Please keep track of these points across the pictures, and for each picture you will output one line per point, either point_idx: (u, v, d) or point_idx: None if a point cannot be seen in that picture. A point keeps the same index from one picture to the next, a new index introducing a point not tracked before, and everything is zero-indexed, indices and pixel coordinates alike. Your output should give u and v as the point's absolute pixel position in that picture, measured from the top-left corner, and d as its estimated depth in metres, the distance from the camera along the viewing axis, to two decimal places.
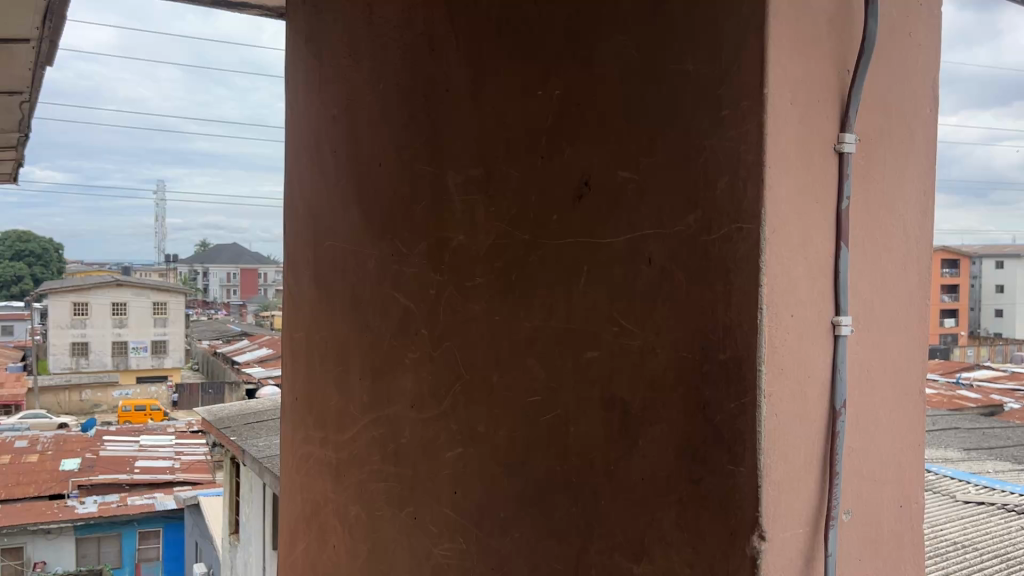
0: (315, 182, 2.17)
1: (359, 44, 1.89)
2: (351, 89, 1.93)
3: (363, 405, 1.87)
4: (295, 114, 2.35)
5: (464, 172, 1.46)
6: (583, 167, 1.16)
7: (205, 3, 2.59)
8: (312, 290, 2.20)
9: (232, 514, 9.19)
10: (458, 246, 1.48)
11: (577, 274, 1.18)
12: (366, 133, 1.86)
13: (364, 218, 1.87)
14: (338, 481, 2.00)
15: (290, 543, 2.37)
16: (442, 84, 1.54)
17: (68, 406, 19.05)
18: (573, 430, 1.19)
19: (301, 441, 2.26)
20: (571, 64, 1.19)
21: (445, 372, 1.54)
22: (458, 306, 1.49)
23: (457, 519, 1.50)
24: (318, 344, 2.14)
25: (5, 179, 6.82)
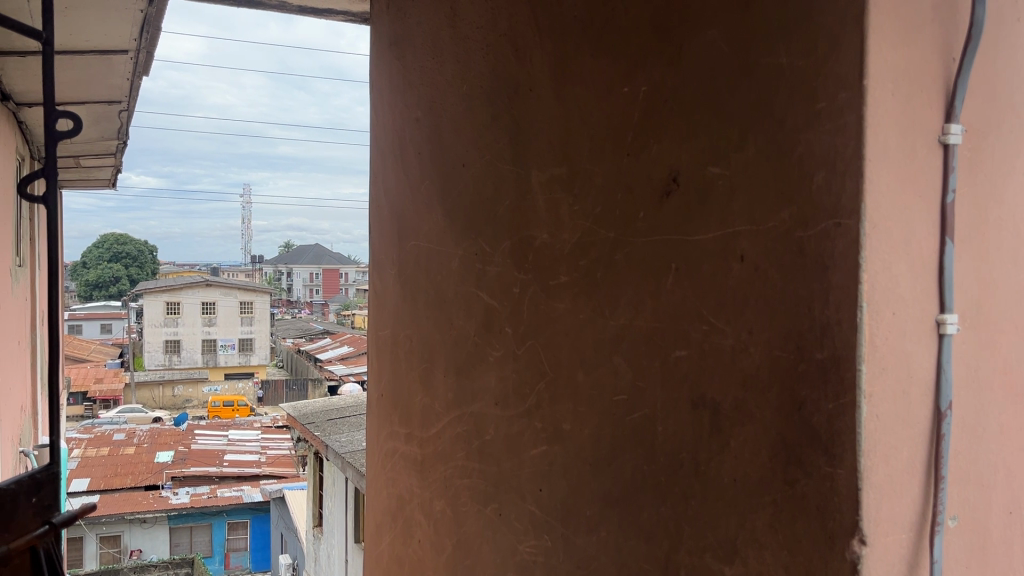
0: (400, 183, 2.20)
1: (443, 47, 1.91)
2: (435, 90, 1.95)
3: (448, 402, 1.89)
4: (380, 117, 2.39)
5: (548, 170, 1.46)
6: (671, 163, 1.15)
7: (293, 10, 2.66)
8: (396, 289, 2.24)
9: (316, 507, 9.44)
10: (542, 245, 1.49)
11: (664, 271, 1.17)
12: (450, 134, 1.88)
13: (448, 218, 1.89)
14: (423, 477, 2.03)
15: (375, 536, 2.42)
16: (526, 83, 1.55)
17: (162, 400, 19.89)
18: (661, 430, 1.18)
19: (387, 437, 2.31)
20: (657, 61, 1.18)
21: (529, 370, 1.55)
22: (543, 305, 1.49)
23: (542, 517, 1.50)
24: (404, 342, 2.18)
25: (105, 184, 7.18)
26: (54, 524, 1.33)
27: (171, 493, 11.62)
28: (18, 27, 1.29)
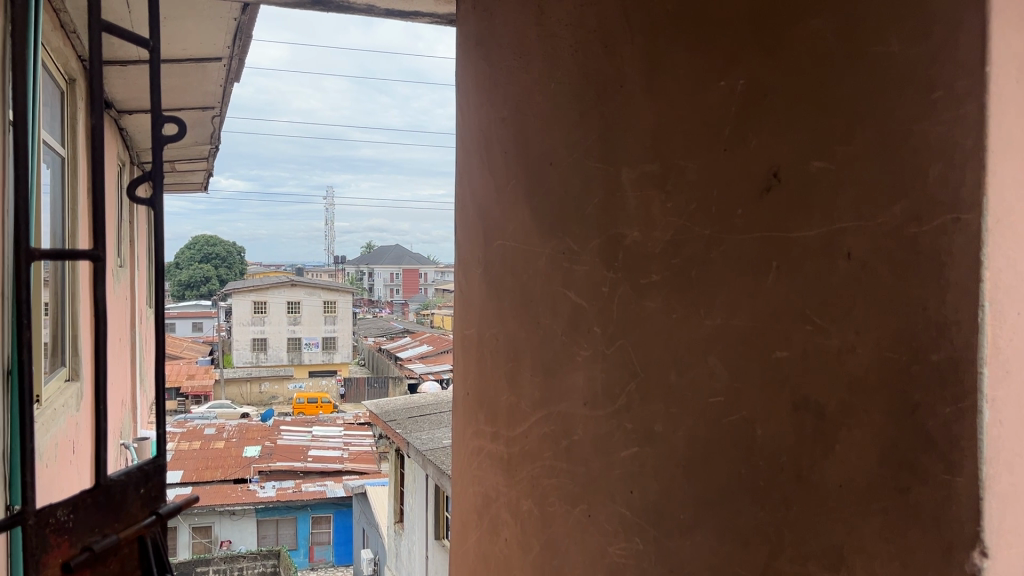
0: (486, 182, 2.21)
1: (530, 46, 1.91)
2: (522, 89, 1.95)
3: (534, 401, 1.89)
4: (465, 117, 2.40)
5: (640, 167, 1.44)
6: (770, 158, 1.12)
7: (379, 14, 2.70)
8: (482, 288, 2.24)
9: (397, 504, 9.59)
10: (632, 243, 1.46)
11: (764, 269, 1.13)
12: (537, 133, 1.87)
13: (534, 217, 1.88)
14: (510, 476, 2.03)
15: (461, 534, 2.43)
16: (615, 80, 1.53)
17: (250, 397, 20.54)
18: (761, 433, 1.15)
19: (472, 435, 2.32)
20: (756, 53, 1.15)
21: (619, 370, 1.52)
22: (633, 304, 1.47)
23: (634, 520, 1.48)
24: (490, 341, 2.18)
25: (195, 188, 7.45)
26: (160, 515, 1.38)
27: (259, 486, 11.98)
28: (125, 36, 1.33)
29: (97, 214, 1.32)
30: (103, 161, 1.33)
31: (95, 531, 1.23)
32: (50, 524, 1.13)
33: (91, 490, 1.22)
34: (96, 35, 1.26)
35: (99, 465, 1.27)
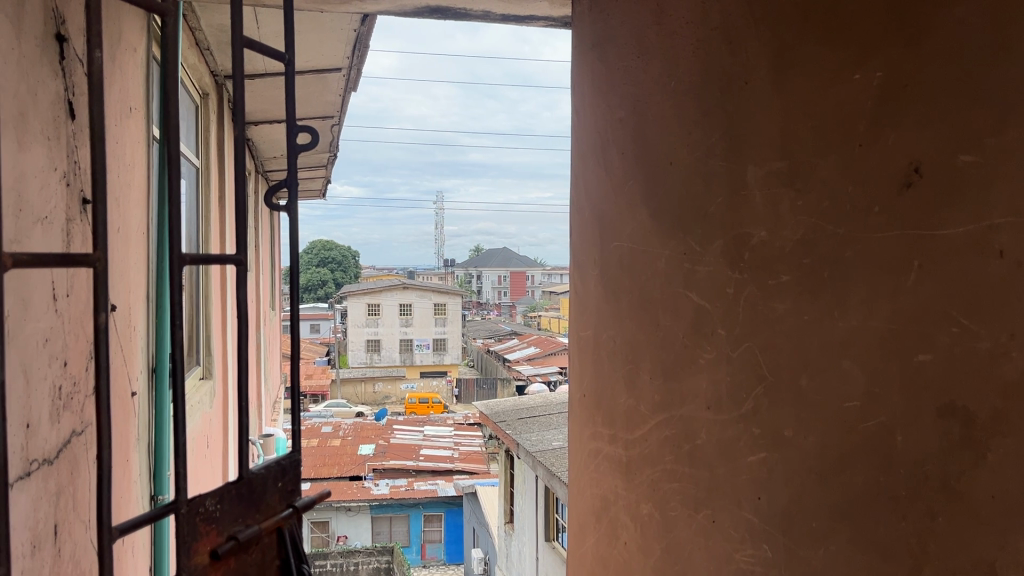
0: (602, 184, 2.20)
1: (648, 45, 1.89)
2: (641, 89, 1.93)
3: (655, 404, 1.86)
4: (581, 118, 2.40)
5: (767, 165, 1.40)
6: (912, 152, 1.07)
7: (495, 19, 2.73)
8: (599, 290, 2.23)
9: (507, 505, 9.68)
10: (760, 243, 1.43)
11: (905, 269, 1.09)
12: (655, 133, 1.85)
13: (654, 218, 1.86)
14: (629, 480, 2.01)
15: (579, 535, 2.43)
16: (739, 76, 1.50)
17: (364, 396, 21.17)
18: (902, 440, 1.10)
19: (589, 437, 2.31)
20: (896, 44, 1.10)
21: (745, 374, 1.49)
22: (760, 305, 1.43)
23: (762, 527, 1.44)
24: (607, 343, 2.17)
25: (313, 194, 7.74)
26: (296, 508, 1.44)
27: (374, 484, 12.32)
28: (264, 51, 1.40)
29: (239, 220, 1.39)
30: (244, 170, 1.40)
31: (239, 521, 1.30)
32: (200, 513, 1.20)
33: (235, 482, 1.29)
34: (239, 50, 1.33)
35: (242, 459, 1.34)
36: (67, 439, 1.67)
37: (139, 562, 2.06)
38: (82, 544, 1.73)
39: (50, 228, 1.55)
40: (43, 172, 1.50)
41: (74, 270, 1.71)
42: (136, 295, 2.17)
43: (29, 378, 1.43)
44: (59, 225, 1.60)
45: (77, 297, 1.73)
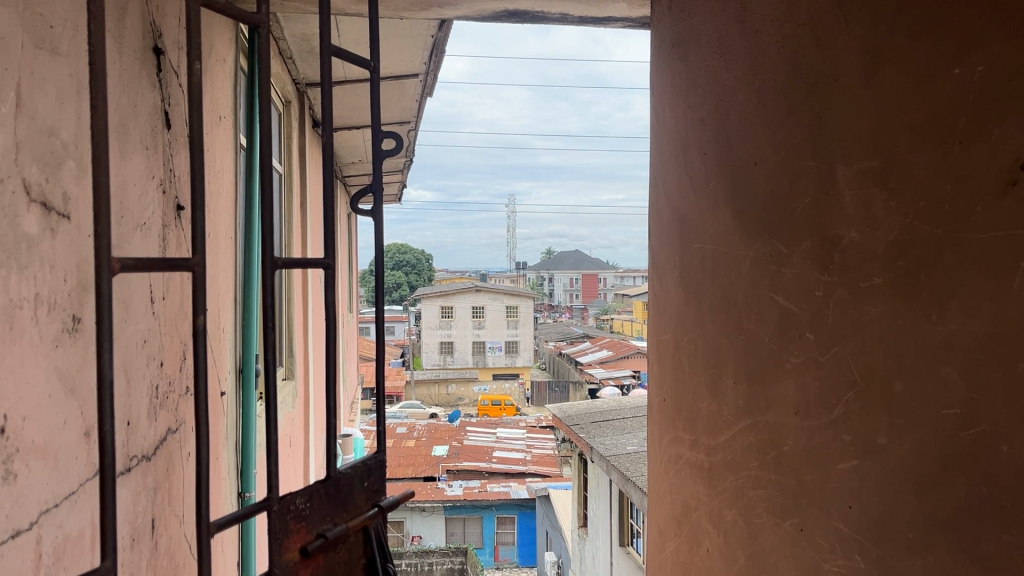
0: (682, 185, 2.17)
1: (732, 43, 1.85)
2: (723, 89, 1.90)
3: (739, 410, 1.83)
4: (661, 120, 2.37)
5: (858, 164, 1.36)
6: (1017, 149, 1.03)
7: (572, 22, 2.72)
8: (680, 293, 2.20)
9: (580, 508, 9.65)
10: (850, 244, 1.39)
11: (1010, 271, 1.04)
12: (739, 133, 1.82)
13: (737, 219, 1.83)
14: (712, 485, 1.98)
15: (659, 541, 2.40)
16: (828, 73, 1.46)
17: (438, 398, 21.40)
18: (1008, 450, 1.05)
19: (669, 442, 2.29)
20: (999, 37, 1.06)
21: (834, 379, 1.45)
22: (851, 309, 1.39)
23: (853, 537, 1.40)
24: (688, 347, 2.14)
25: (388, 198, 7.88)
26: (382, 508, 1.47)
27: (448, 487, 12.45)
28: (351, 59, 1.43)
29: (328, 226, 1.42)
30: (331, 177, 1.43)
31: (327, 520, 1.33)
32: (291, 510, 1.23)
33: (324, 481, 1.32)
34: (327, 58, 1.36)
35: (330, 458, 1.36)
36: (164, 437, 1.74)
37: (226, 558, 2.13)
38: (176, 538, 1.79)
39: (148, 234, 1.61)
40: (142, 181, 1.57)
41: (169, 274, 1.77)
42: (225, 299, 2.24)
43: (129, 379, 1.49)
44: (156, 231, 1.67)
45: (172, 299, 1.80)
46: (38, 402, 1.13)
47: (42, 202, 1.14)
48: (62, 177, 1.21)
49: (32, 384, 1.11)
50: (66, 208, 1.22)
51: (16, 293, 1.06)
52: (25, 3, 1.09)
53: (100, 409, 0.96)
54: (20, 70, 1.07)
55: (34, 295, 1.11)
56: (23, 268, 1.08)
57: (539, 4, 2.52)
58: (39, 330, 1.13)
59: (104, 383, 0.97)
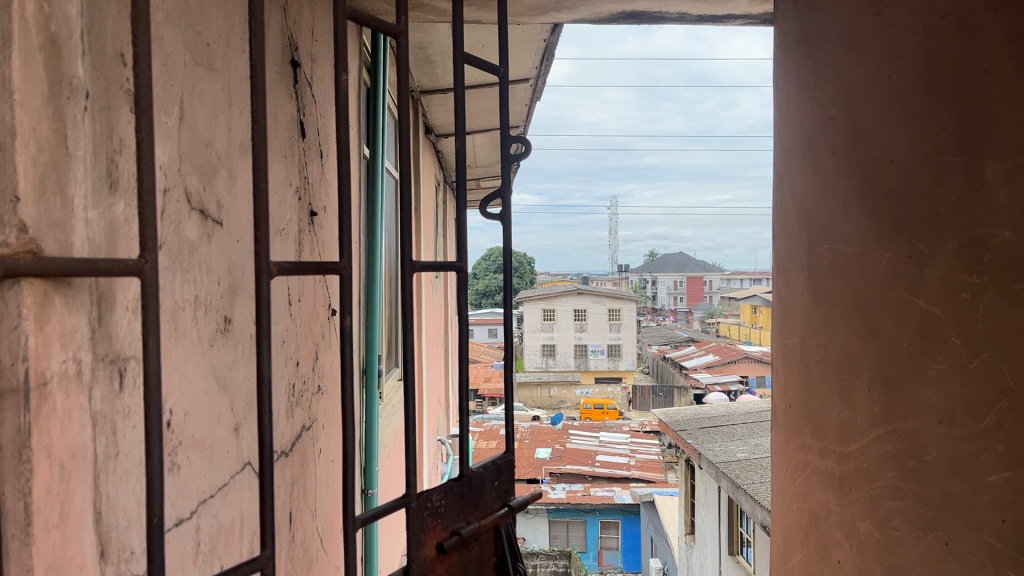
0: (810, 185, 2.11)
1: (865, 37, 1.79)
2: (855, 85, 1.84)
3: (874, 417, 1.76)
4: (785, 118, 2.31)
5: (1011, 159, 1.29)
6: None
7: (690, 20, 2.68)
8: (807, 296, 2.13)
9: (687, 516, 9.48)
10: (1003, 244, 1.32)
11: None
12: (873, 130, 1.75)
13: (872, 219, 1.76)
14: (844, 495, 1.91)
15: (784, 551, 2.33)
16: (976, 66, 1.39)
17: (541, 401, 21.47)
18: None
19: (796, 449, 2.22)
20: None
21: (985, 387, 1.37)
22: (1003, 312, 1.32)
23: (1006, 553, 1.32)
24: (816, 351, 2.08)
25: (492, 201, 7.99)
26: (512, 507, 1.49)
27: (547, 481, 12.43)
28: (482, 65, 1.45)
29: (460, 229, 1.44)
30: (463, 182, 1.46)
31: (461, 517, 1.35)
32: (428, 508, 1.26)
33: (457, 479, 1.35)
34: (460, 66, 1.39)
35: (463, 458, 1.39)
36: (299, 434, 1.81)
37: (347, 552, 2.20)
38: (309, 532, 1.86)
39: (286, 240, 1.69)
40: (281, 189, 1.64)
41: (304, 277, 1.85)
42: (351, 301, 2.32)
43: None
44: (293, 236, 1.75)
45: (306, 301, 1.88)
46: (197, 399, 1.19)
47: (200, 209, 1.21)
48: (216, 186, 1.28)
49: (193, 381, 1.18)
50: (219, 215, 1.29)
51: (179, 295, 1.13)
52: (187, 22, 1.16)
53: (261, 404, 1.01)
54: (182, 85, 1.14)
55: (193, 297, 1.18)
56: (185, 271, 1.15)
57: (658, 5, 2.49)
58: (198, 331, 1.20)
59: (265, 381, 1.02)
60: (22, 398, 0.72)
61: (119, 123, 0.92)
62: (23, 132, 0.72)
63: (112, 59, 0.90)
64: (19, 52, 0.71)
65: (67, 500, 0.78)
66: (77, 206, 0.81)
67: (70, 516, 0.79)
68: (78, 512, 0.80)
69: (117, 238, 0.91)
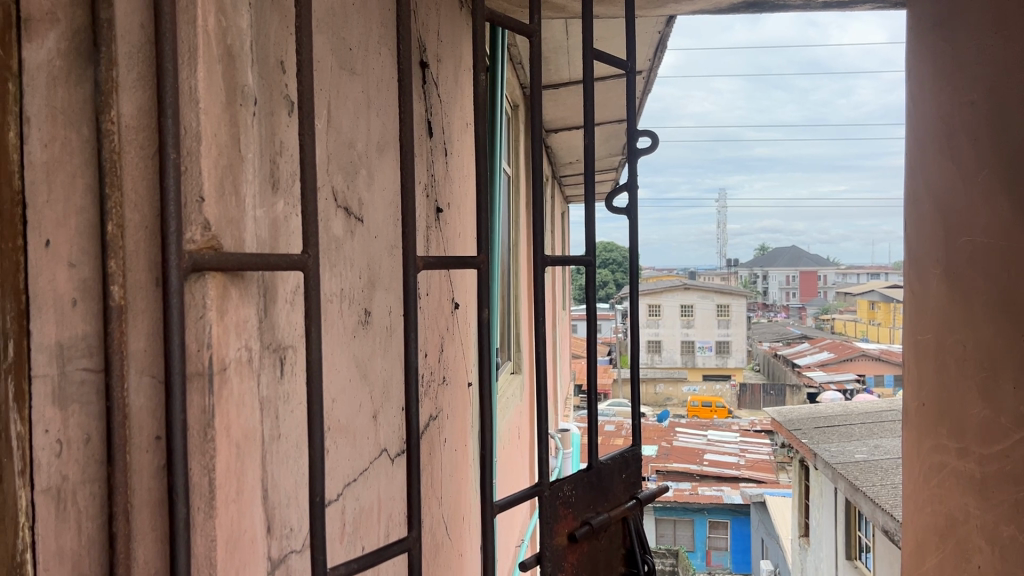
0: (947, 174, 2.02)
1: (1010, 18, 1.70)
2: (998, 69, 1.75)
3: (1019, 417, 1.68)
4: (918, 105, 2.22)
5: None
6: None
7: (815, 7, 2.60)
8: (944, 290, 2.05)
9: (801, 517, 9.21)
10: None
11: None
12: (1019, 116, 1.67)
13: (1017, 210, 1.68)
14: (984, 498, 1.83)
15: (916, 555, 2.25)
16: None
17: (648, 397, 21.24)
18: None
19: (931, 449, 2.14)
20: None
21: None
22: None
23: None
24: (953, 348, 1.99)
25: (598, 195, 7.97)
26: (639, 500, 1.49)
27: (650, 479, 12.27)
28: (612, 61, 1.46)
29: (590, 224, 1.46)
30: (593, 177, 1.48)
31: (591, 508, 1.37)
32: (560, 497, 1.28)
33: (588, 470, 1.36)
34: (589, 62, 1.40)
35: (592, 449, 1.41)
36: (426, 423, 1.87)
37: (468, 538, 2.26)
38: (435, 518, 1.92)
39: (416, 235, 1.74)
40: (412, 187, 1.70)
41: (430, 272, 1.91)
42: (470, 295, 2.37)
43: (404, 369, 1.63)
44: (421, 231, 1.80)
45: (432, 295, 1.94)
46: (342, 386, 1.26)
47: (345, 207, 1.27)
48: (357, 184, 1.34)
49: (339, 369, 1.24)
50: (360, 212, 1.35)
51: (328, 288, 1.19)
52: (333, 30, 1.22)
53: (408, 392, 1.06)
54: (329, 90, 1.21)
55: (340, 290, 1.25)
56: (332, 265, 1.21)
57: None
58: (343, 322, 1.27)
59: (411, 370, 1.07)
60: (206, 382, 0.78)
61: (280, 126, 0.98)
62: (207, 137, 0.78)
63: (274, 66, 0.96)
64: (203, 64, 0.78)
65: (242, 478, 0.84)
66: (248, 205, 0.87)
67: (244, 493, 0.85)
68: (250, 489, 0.87)
69: (279, 234, 0.97)
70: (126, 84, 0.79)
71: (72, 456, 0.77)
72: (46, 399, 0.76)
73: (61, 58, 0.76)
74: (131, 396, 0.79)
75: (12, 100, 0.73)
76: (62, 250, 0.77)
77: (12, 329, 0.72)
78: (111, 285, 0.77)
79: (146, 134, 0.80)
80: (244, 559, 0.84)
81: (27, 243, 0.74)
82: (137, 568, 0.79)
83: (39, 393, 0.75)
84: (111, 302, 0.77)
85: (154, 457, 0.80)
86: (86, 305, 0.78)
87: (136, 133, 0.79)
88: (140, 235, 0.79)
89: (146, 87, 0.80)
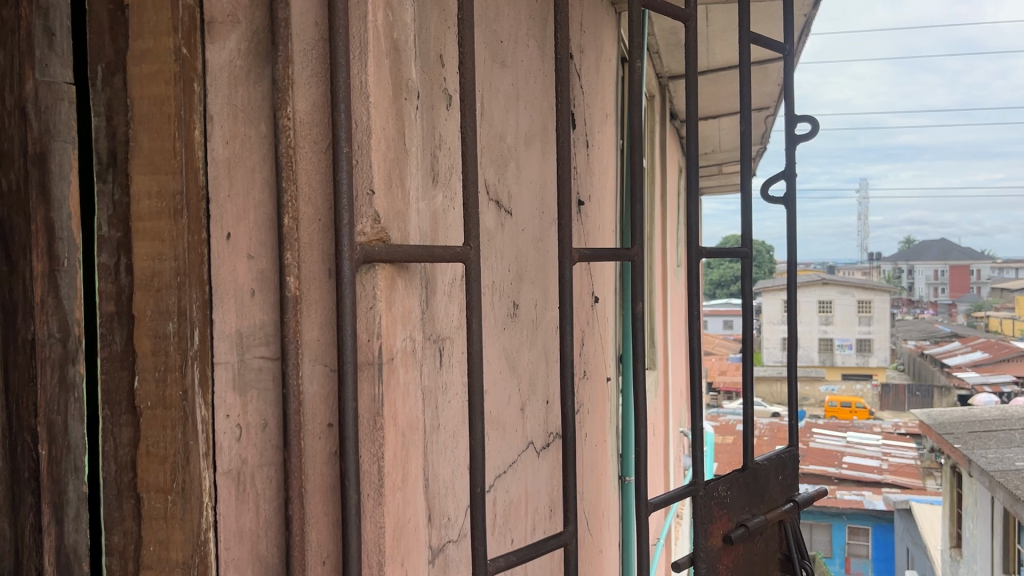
0: None
1: None
2: None
3: None
4: None
5: None
6: None
7: None
8: None
9: (953, 528, 8.64)
10: None
11: None
12: None
13: None
14: None
15: None
16: None
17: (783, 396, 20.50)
18: None
19: None
20: None
21: None
22: None
23: None
24: None
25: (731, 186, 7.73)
26: (797, 503, 1.43)
27: None
28: (770, 44, 1.39)
29: (746, 214, 1.41)
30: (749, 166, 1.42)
31: (746, 510, 1.32)
32: (714, 497, 1.24)
33: (743, 470, 1.31)
34: (746, 45, 1.35)
35: (748, 449, 1.35)
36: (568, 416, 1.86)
37: (608, 534, 2.24)
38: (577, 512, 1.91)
39: None
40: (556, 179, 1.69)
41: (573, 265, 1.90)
42: (609, 289, 2.34)
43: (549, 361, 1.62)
44: None
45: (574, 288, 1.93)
46: (493, 378, 1.27)
47: (496, 200, 1.27)
48: (507, 177, 1.34)
49: (489, 360, 1.25)
50: (510, 205, 1.35)
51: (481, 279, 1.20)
52: (486, 23, 1.22)
53: (563, 382, 1.05)
54: (481, 82, 1.21)
55: (491, 283, 1.25)
56: (485, 256, 1.22)
57: None
58: (494, 314, 1.27)
59: (565, 360, 1.06)
60: (376, 371, 0.80)
61: (439, 120, 0.99)
62: (376, 131, 0.80)
63: (434, 61, 0.97)
64: (372, 58, 0.79)
65: (406, 467, 0.85)
66: (412, 198, 0.87)
67: (409, 481, 0.86)
68: (414, 479, 0.88)
69: (439, 228, 0.98)
70: (302, 81, 0.80)
71: (251, 440, 0.81)
72: (228, 384, 0.81)
73: (242, 58, 0.81)
74: (305, 384, 0.80)
75: (197, 100, 0.80)
76: (242, 241, 0.81)
77: (197, 317, 0.79)
78: (286, 276, 0.79)
79: (320, 129, 0.80)
80: (408, 547, 0.85)
81: (209, 237, 0.80)
82: (310, 550, 0.80)
83: (220, 379, 0.81)
84: (286, 294, 0.79)
85: (326, 444, 0.81)
86: (264, 296, 0.81)
87: (310, 128, 0.80)
88: (314, 227, 0.80)
89: (320, 83, 0.80)
